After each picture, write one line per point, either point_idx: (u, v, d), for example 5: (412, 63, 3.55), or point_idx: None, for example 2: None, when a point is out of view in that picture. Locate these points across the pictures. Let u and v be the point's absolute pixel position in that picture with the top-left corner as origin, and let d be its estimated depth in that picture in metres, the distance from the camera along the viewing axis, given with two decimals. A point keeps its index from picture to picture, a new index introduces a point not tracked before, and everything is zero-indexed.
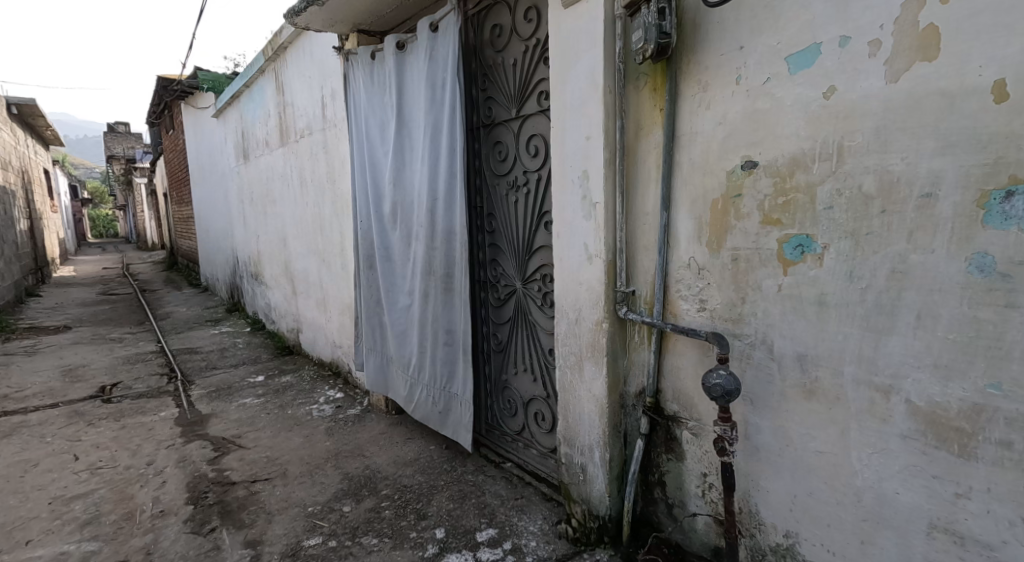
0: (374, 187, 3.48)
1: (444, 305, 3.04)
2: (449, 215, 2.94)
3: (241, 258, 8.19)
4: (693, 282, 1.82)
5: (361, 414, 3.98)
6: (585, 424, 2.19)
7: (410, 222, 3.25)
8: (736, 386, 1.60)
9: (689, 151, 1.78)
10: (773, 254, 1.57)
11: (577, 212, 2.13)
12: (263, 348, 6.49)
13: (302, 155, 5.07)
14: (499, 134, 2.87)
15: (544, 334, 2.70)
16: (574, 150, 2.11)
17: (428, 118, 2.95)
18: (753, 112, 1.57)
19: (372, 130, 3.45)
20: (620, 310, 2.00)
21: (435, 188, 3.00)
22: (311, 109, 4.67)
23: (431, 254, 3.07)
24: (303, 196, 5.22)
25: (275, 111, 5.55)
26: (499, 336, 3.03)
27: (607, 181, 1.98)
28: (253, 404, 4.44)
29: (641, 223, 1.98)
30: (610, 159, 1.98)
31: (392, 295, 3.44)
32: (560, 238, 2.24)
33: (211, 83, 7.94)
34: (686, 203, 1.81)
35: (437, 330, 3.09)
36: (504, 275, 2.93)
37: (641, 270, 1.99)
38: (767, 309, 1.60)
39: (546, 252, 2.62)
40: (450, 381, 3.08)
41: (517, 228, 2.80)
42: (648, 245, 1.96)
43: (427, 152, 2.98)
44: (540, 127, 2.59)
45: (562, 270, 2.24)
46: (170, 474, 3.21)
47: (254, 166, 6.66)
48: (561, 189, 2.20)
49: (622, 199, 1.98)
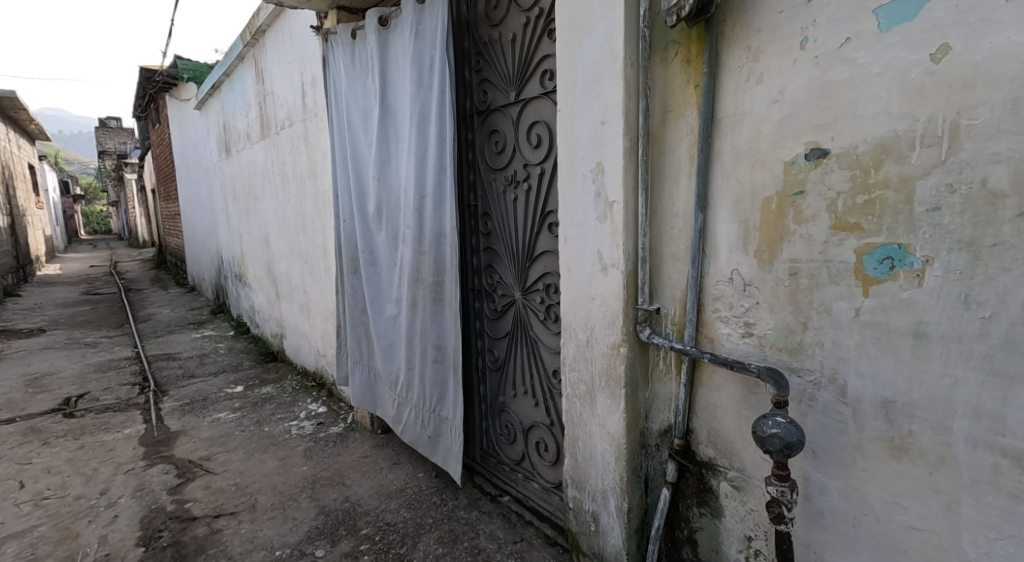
0: (356, 182, 3.11)
1: (433, 317, 2.68)
2: (438, 215, 2.58)
3: (225, 257, 7.81)
4: (736, 301, 1.47)
5: (344, 433, 3.63)
6: (598, 466, 1.85)
7: (395, 222, 2.88)
8: (798, 438, 1.25)
9: (733, 137, 1.42)
10: (849, 268, 1.22)
11: (589, 213, 1.77)
12: (245, 354, 6.11)
13: (283, 148, 4.69)
14: (495, 122, 2.50)
15: (547, 352, 2.35)
16: (586, 138, 1.76)
17: (415, 103, 2.58)
18: (825, 84, 1.21)
19: (354, 117, 3.08)
20: (642, 333, 1.66)
21: (423, 183, 2.63)
22: (292, 98, 4.29)
23: (418, 259, 2.70)
24: (285, 192, 4.84)
25: (256, 101, 5.17)
26: (495, 352, 2.68)
27: (627, 174, 1.63)
28: (229, 420, 4.08)
29: (669, 226, 1.63)
30: (630, 148, 1.63)
31: (376, 303, 3.08)
32: (567, 243, 1.88)
33: (192, 73, 7.53)
34: (728, 203, 1.46)
35: (425, 345, 2.73)
36: (501, 283, 2.57)
37: (668, 283, 1.65)
38: (838, 340, 1.25)
39: (551, 258, 2.27)
40: (441, 403, 2.73)
41: (517, 231, 2.44)
42: (677, 254, 1.62)
43: (414, 142, 2.61)
44: (542, 112, 2.23)
45: (570, 283, 1.89)
46: (125, 506, 2.85)
47: (235, 160, 6.29)
48: (568, 184, 1.85)
49: (646, 197, 1.62)
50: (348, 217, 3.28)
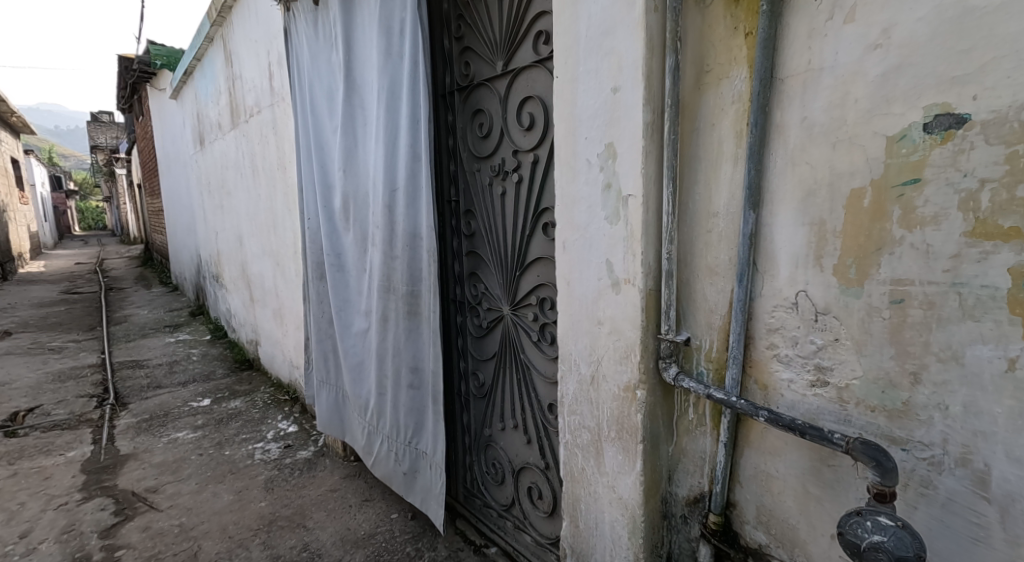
0: (321, 174, 2.67)
1: (407, 334, 2.25)
2: (412, 213, 2.16)
3: (204, 257, 7.38)
4: (802, 336, 1.05)
5: (313, 460, 3.21)
6: (606, 538, 1.44)
7: (365, 221, 2.45)
8: (915, 553, 0.80)
9: (804, 101, 1.00)
10: (998, 297, 0.80)
11: (595, 210, 1.35)
12: (218, 362, 5.67)
13: (252, 138, 4.26)
14: (480, 100, 2.08)
15: (541, 381, 1.94)
16: (592, 113, 1.33)
17: (383, 77, 2.15)
18: (965, 14, 0.79)
19: (318, 99, 2.65)
20: (667, 373, 1.25)
21: (393, 175, 2.20)
22: (259, 82, 3.86)
23: (389, 264, 2.27)
24: (256, 186, 4.41)
25: (225, 87, 4.74)
26: (480, 376, 2.26)
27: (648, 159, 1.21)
28: (188, 441, 3.65)
29: (704, 228, 1.21)
30: (652, 124, 1.21)
31: (344, 315, 2.65)
32: (566, 250, 1.46)
33: (166, 59, 7.07)
34: (794, 198, 1.04)
35: (398, 368, 2.30)
36: (487, 294, 2.15)
37: (703, 306, 1.24)
38: (974, 404, 0.84)
39: (546, 267, 1.85)
40: (417, 435, 2.30)
41: (506, 233, 2.02)
42: (715, 268, 1.20)
43: (383, 124, 2.18)
44: (536, 85, 1.80)
45: (569, 301, 1.48)
46: (44, 555, 2.43)
47: (209, 152, 5.85)
48: (568, 174, 1.43)
49: (673, 190, 1.21)
50: (314, 214, 2.84)
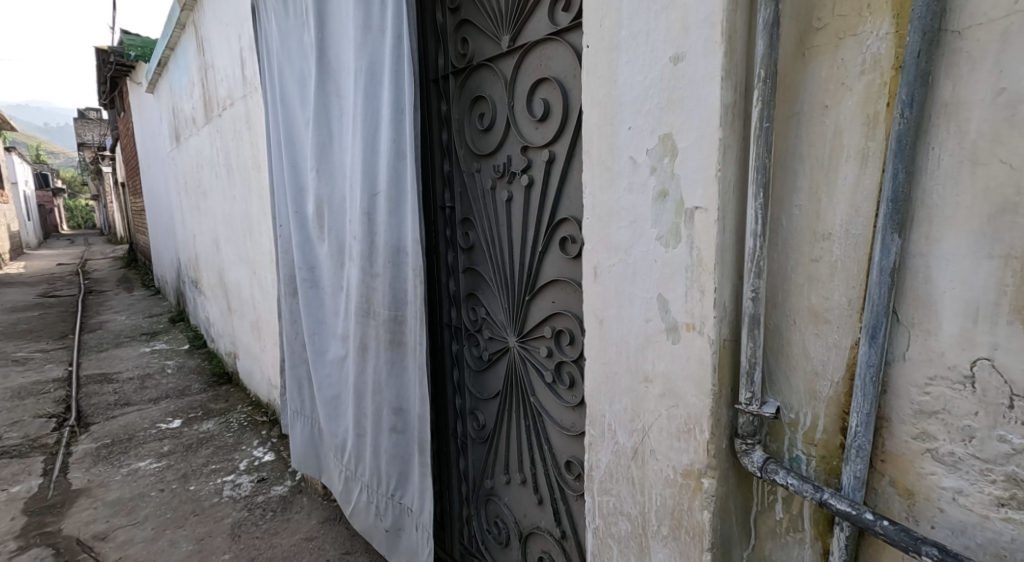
0: (292, 175, 2.33)
1: (389, 368, 1.91)
2: (396, 222, 1.81)
3: (183, 260, 6.97)
4: (983, 429, 0.69)
5: (289, 498, 2.84)
6: None
7: (342, 231, 2.11)
8: None
9: (1001, 64, 0.63)
10: None
11: (643, 225, 1.00)
12: (195, 375, 5.26)
13: (226, 133, 3.87)
14: (480, 84, 1.70)
15: (557, 430, 1.59)
16: (641, 93, 0.97)
17: (361, 57, 1.79)
18: None
19: (288, 86, 2.28)
20: (749, 460, 0.90)
21: (374, 177, 1.85)
22: (231, 70, 3.47)
23: (368, 284, 1.93)
24: (231, 187, 4.02)
25: (198, 78, 4.34)
26: (481, 417, 1.92)
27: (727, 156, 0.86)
28: (149, 472, 3.24)
29: (807, 257, 0.85)
30: (733, 106, 0.86)
31: (317, 339, 2.35)
32: (599, 277, 1.11)
33: (140, 50, 6.60)
34: (976, 216, 0.67)
35: (379, 406, 1.97)
36: (488, 320, 1.80)
37: (802, 366, 0.87)
38: None
39: (563, 292, 1.50)
40: (402, 486, 1.97)
41: (512, 249, 1.66)
42: (824, 314, 0.84)
43: (360, 115, 1.82)
44: (551, 64, 1.44)
45: (602, 346, 1.13)
46: None
47: (185, 149, 5.45)
48: (604, 176, 1.07)
49: (764, 201, 0.85)
50: (285, 221, 2.48)
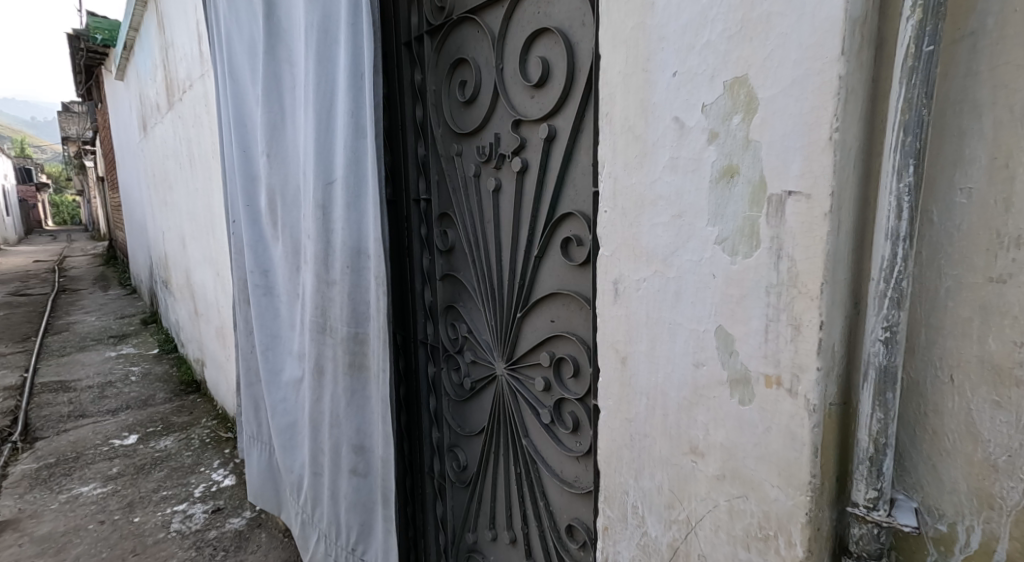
0: (242, 162, 1.98)
1: (349, 396, 1.59)
2: (355, 218, 1.47)
3: (154, 259, 6.55)
4: None
5: (246, 534, 2.48)
6: None
7: (297, 228, 1.76)
8: None
9: None
10: None
11: (696, 221, 0.67)
12: (160, 383, 4.85)
13: (187, 119, 3.49)
14: (462, 44, 1.36)
15: (555, 483, 1.25)
16: (696, 16, 0.63)
17: (312, 10, 1.44)
18: None
19: (237, 56, 1.93)
20: None
21: (329, 162, 1.50)
22: (189, 47, 3.10)
23: (323, 294, 1.59)
24: (194, 179, 3.63)
25: (161, 59, 3.96)
26: (462, 456, 1.59)
27: (848, 107, 0.52)
28: (90, 500, 2.85)
29: (983, 275, 0.51)
30: (863, 20, 0.51)
31: (272, 355, 2.00)
32: (622, 297, 0.78)
33: (106, 33, 6.17)
34: None
35: (338, 442, 1.63)
36: (470, 340, 1.47)
37: (963, 453, 0.54)
38: None
39: (565, 309, 1.16)
40: (366, 538, 1.65)
41: (500, 252, 1.32)
42: (1012, 373, 0.50)
43: (311, 84, 1.48)
44: (550, 10, 1.10)
45: (624, 395, 0.80)
46: None
47: (151, 139, 5.04)
48: (633, 150, 0.74)
49: (915, 180, 0.50)
50: (236, 216, 2.12)
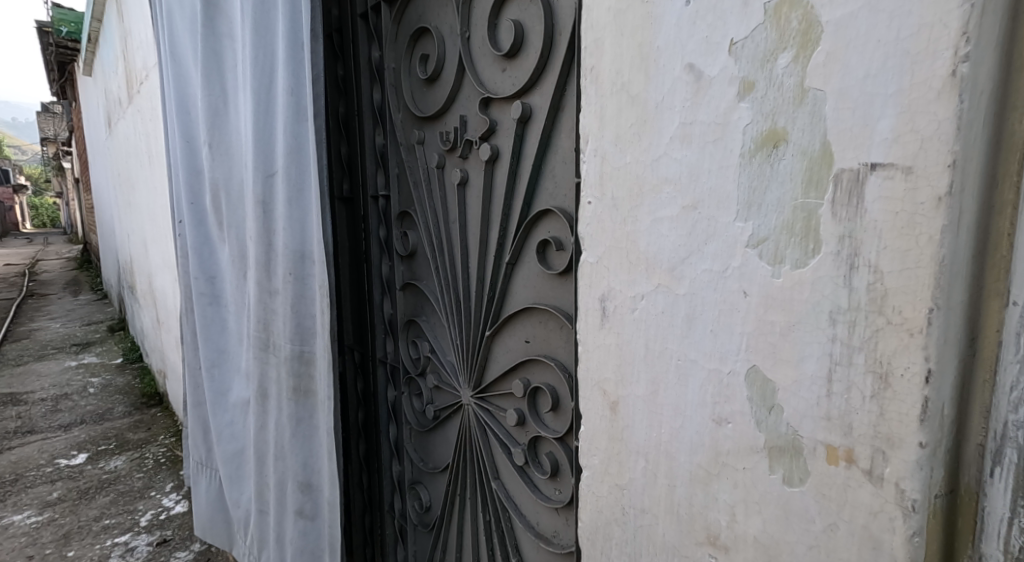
0: (185, 154, 1.75)
1: (293, 425, 1.35)
2: (299, 217, 1.24)
3: (122, 263, 6.24)
4: None
5: None
6: None
7: (240, 228, 1.53)
8: None
9: None
10: None
11: (717, 215, 0.46)
12: (120, 396, 4.54)
13: (144, 113, 3.24)
14: (424, 12, 1.15)
15: (529, 538, 1.04)
16: None
17: None
18: None
19: (179, 34, 1.71)
20: None
21: (269, 151, 1.28)
22: (144, 34, 2.86)
23: (265, 305, 1.36)
24: (152, 177, 3.38)
25: (120, 51, 3.71)
26: (425, 495, 1.37)
27: (985, 21, 0.31)
28: (22, 531, 2.57)
29: None
30: None
31: (217, 374, 1.76)
32: (611, 321, 0.57)
33: (72, 26, 5.90)
34: None
35: (282, 478, 1.39)
36: (433, 360, 1.25)
37: None
38: None
39: (540, 327, 0.95)
40: None
41: (467, 258, 1.11)
42: None
43: (248, 58, 1.25)
44: None
45: (615, 453, 0.59)
46: None
47: (115, 137, 4.78)
48: (628, 116, 0.53)
49: None
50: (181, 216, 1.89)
